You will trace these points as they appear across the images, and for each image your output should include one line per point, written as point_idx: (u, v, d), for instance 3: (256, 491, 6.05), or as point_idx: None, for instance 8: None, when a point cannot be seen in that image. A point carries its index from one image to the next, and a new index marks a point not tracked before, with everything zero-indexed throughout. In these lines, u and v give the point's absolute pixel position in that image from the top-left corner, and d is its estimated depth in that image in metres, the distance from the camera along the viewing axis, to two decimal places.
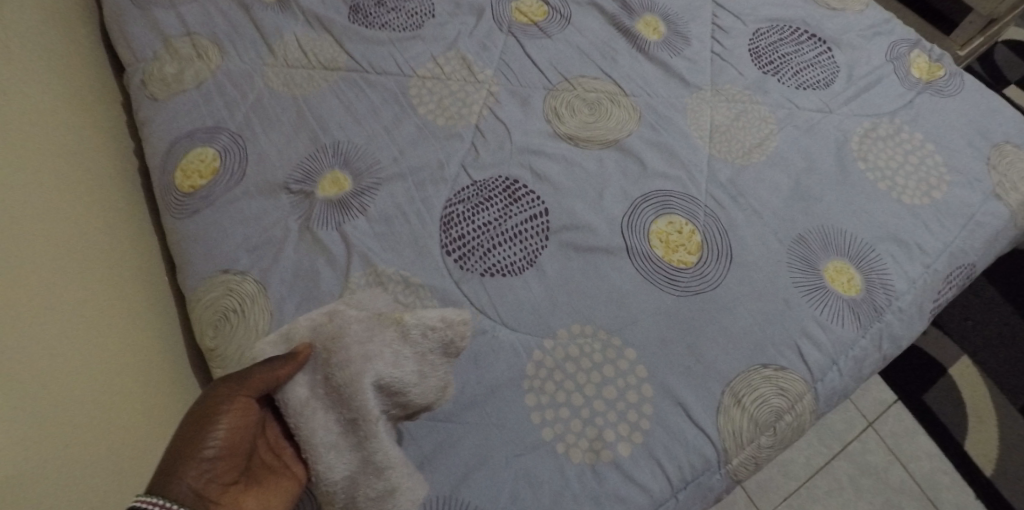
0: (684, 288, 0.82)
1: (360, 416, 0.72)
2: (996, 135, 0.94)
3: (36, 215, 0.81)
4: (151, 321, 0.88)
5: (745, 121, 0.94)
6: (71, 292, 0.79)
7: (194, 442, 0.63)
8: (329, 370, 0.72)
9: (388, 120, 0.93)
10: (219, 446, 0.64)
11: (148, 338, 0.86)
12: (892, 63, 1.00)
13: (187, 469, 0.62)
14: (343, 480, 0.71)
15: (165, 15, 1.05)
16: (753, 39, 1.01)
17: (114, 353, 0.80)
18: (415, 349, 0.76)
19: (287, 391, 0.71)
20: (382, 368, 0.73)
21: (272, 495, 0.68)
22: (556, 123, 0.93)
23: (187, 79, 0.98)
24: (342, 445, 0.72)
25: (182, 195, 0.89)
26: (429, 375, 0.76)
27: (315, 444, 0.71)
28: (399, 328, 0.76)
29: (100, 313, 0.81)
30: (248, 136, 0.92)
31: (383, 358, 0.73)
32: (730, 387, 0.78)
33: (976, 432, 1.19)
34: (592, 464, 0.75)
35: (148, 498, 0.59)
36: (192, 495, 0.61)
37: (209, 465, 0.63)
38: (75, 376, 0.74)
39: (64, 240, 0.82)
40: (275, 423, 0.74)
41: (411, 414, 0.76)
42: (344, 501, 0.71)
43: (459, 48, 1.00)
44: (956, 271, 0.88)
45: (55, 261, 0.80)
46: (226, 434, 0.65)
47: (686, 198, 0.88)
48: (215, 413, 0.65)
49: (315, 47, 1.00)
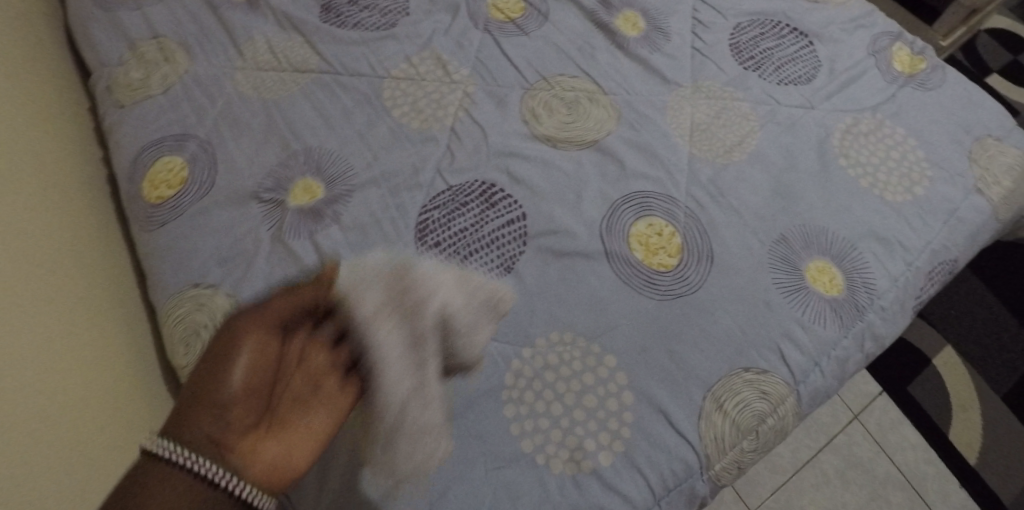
0: (664, 291, 0.81)
1: (419, 337, 0.76)
2: (977, 129, 0.93)
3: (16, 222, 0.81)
4: (125, 333, 0.87)
5: (726, 119, 0.92)
6: (51, 300, 0.79)
7: (210, 385, 0.67)
8: (399, 290, 0.77)
9: (361, 125, 0.91)
10: (235, 387, 0.67)
11: (120, 350, 0.85)
12: (874, 56, 0.98)
13: (199, 415, 0.65)
14: (397, 399, 0.74)
15: (131, 17, 1.02)
16: (734, 34, 0.99)
17: (88, 373, 0.79)
18: (472, 288, 0.80)
19: (352, 309, 0.76)
20: (446, 298, 0.78)
21: (296, 438, 0.69)
22: (533, 123, 0.91)
23: (154, 83, 0.96)
24: (401, 365, 0.75)
25: (150, 206, 0.88)
26: (483, 315, 0.79)
27: (376, 361, 0.74)
28: (460, 268, 0.81)
29: (77, 322, 0.81)
30: (217, 143, 0.91)
31: (448, 288, 0.79)
32: (712, 392, 0.77)
33: (961, 422, 1.19)
34: (574, 475, 0.74)
35: (161, 441, 0.61)
36: (205, 439, 0.64)
37: (222, 410, 0.66)
38: (50, 385, 0.74)
39: (35, 258, 0.81)
40: (317, 354, 0.74)
41: (453, 368, 0.77)
42: (392, 422, 0.74)
43: (434, 47, 0.97)
44: (939, 267, 0.87)
45: (27, 280, 0.78)
46: (242, 374, 0.68)
47: (666, 199, 0.87)
48: (230, 355, 0.69)
49: (285, 49, 0.98)
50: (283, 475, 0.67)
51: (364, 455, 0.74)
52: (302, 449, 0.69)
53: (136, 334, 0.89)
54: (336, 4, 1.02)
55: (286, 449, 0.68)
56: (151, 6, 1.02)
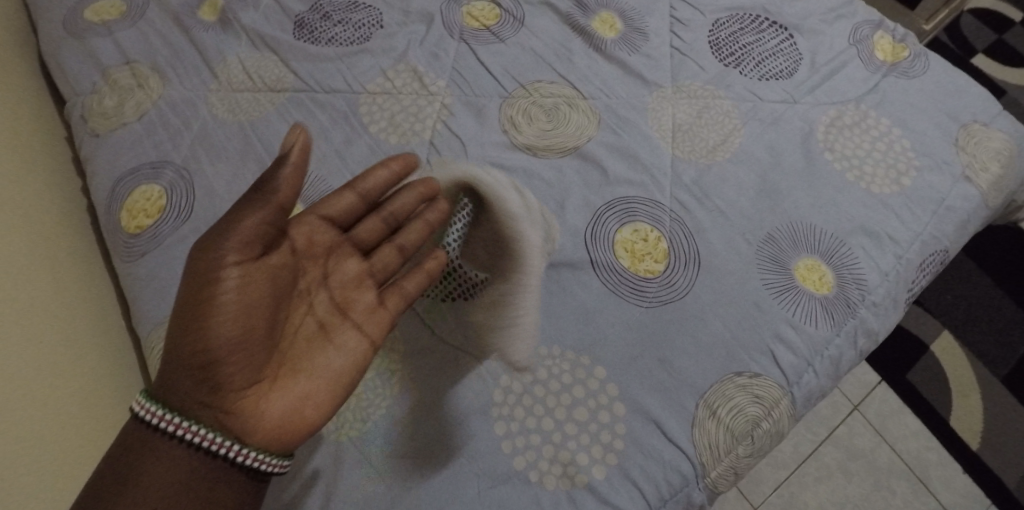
0: (652, 298, 0.80)
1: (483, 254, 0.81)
2: (963, 115, 0.91)
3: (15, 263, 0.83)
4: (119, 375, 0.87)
5: (708, 118, 0.91)
6: (48, 343, 0.81)
7: (197, 337, 0.66)
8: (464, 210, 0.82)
9: (339, 143, 0.90)
10: (223, 339, 0.66)
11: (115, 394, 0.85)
12: (856, 46, 0.97)
13: (186, 376, 0.66)
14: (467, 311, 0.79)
15: (102, 43, 1.00)
16: (713, 30, 0.98)
17: (74, 416, 0.79)
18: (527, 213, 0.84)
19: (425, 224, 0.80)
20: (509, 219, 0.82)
21: (302, 379, 0.69)
22: (513, 132, 0.90)
23: (128, 110, 0.95)
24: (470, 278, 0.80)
25: (130, 236, 0.87)
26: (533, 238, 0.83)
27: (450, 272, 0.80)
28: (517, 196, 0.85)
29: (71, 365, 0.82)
30: (195, 169, 0.90)
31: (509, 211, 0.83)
32: (704, 398, 0.76)
33: (962, 408, 1.18)
34: (568, 490, 0.73)
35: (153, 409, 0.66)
36: (197, 402, 0.66)
37: (212, 365, 0.66)
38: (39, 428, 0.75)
39: (33, 297, 0.82)
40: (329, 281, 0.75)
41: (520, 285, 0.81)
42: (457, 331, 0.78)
43: (409, 59, 0.96)
44: (930, 258, 0.86)
45: (24, 320, 0.80)
46: (229, 324, 0.66)
47: (650, 203, 0.86)
48: (211, 300, 0.66)
49: (259, 68, 0.97)
50: (297, 424, 0.68)
51: (356, 480, 0.73)
52: (315, 392, 0.69)
53: (123, 369, 0.88)
54: (309, 21, 1.00)
55: (295, 399, 0.68)
56: (122, 32, 1.01)
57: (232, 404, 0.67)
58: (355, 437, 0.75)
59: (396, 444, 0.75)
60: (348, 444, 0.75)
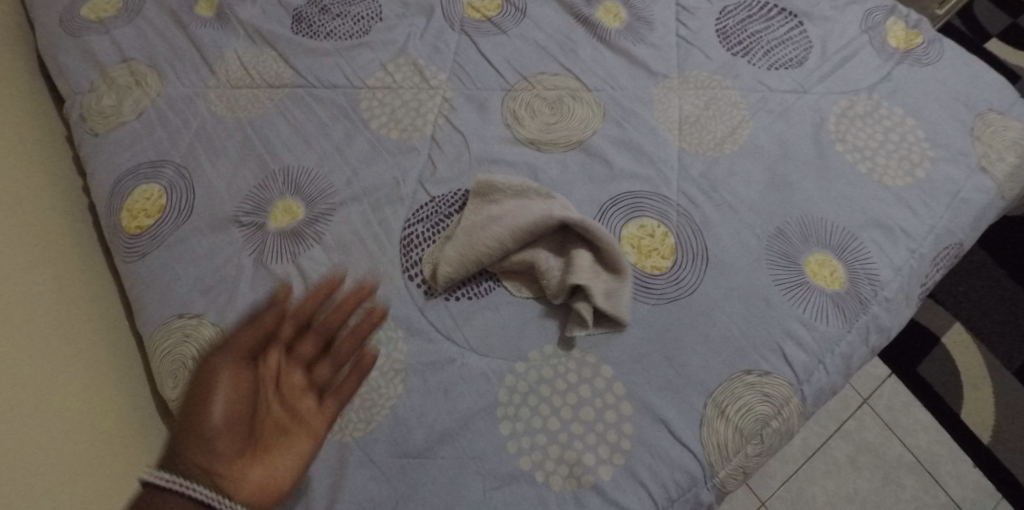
0: (660, 295, 0.79)
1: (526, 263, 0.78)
2: (979, 104, 0.89)
3: (18, 266, 0.83)
4: (130, 374, 0.86)
5: (715, 110, 0.89)
6: (52, 342, 0.80)
7: (196, 418, 0.70)
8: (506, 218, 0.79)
9: (339, 139, 0.89)
10: (219, 417, 0.71)
11: (126, 393, 0.84)
12: (867, 33, 0.94)
13: (185, 451, 0.69)
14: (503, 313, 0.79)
15: (100, 40, 0.99)
16: (720, 19, 0.96)
17: (85, 415, 0.78)
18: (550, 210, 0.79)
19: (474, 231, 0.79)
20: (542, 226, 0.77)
21: (282, 454, 0.71)
22: (516, 127, 0.89)
23: (126, 108, 0.94)
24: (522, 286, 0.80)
25: (130, 236, 0.86)
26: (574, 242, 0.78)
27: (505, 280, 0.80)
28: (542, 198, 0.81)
29: (79, 366, 0.81)
30: (194, 168, 0.89)
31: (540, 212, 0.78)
32: (712, 397, 0.75)
33: (975, 401, 1.16)
34: (575, 491, 0.72)
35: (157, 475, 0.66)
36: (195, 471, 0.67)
37: (208, 440, 0.70)
38: (52, 430, 0.74)
39: (37, 298, 0.82)
40: (297, 371, 0.76)
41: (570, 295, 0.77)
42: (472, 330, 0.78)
43: (410, 52, 0.94)
44: (944, 252, 0.84)
45: (27, 322, 0.79)
46: (222, 403, 0.72)
47: (656, 198, 0.84)
48: (207, 387, 0.72)
49: (258, 64, 0.95)
50: (271, 495, 0.70)
51: (360, 481, 0.73)
52: (286, 472, 0.71)
53: (128, 366, 0.86)
54: (308, 14, 0.99)
55: (271, 472, 0.70)
56: (120, 29, 1.00)
57: (221, 477, 0.68)
58: (358, 438, 0.74)
59: (400, 445, 0.74)
60: (352, 446, 0.74)
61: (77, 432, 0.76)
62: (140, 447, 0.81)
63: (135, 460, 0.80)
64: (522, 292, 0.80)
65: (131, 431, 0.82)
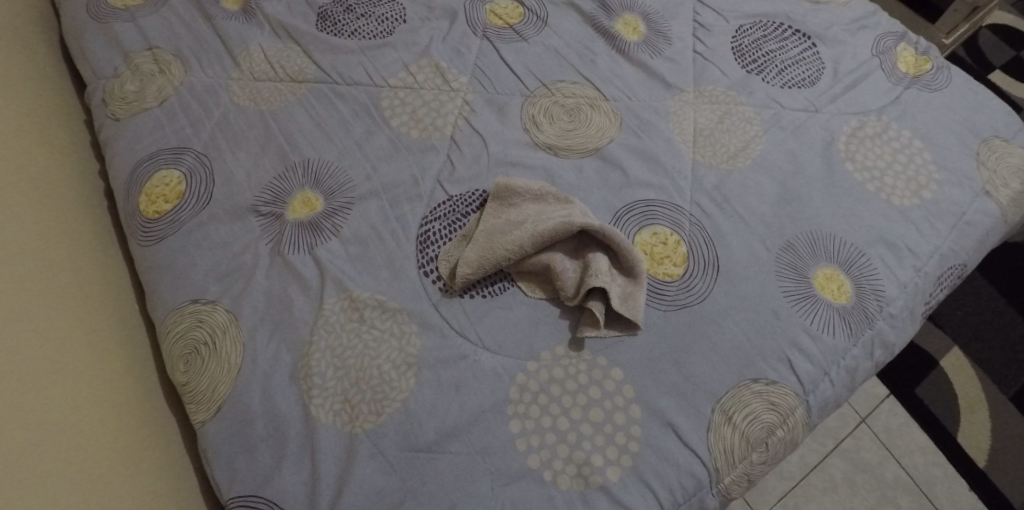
0: (671, 301, 0.80)
1: (542, 263, 0.79)
2: (985, 130, 0.92)
3: (37, 236, 0.84)
4: (142, 350, 0.86)
5: (730, 124, 0.91)
6: (67, 310, 0.81)
7: None
8: (528, 218, 0.81)
9: (360, 135, 0.90)
10: None
11: (138, 366, 0.84)
12: (878, 57, 0.97)
13: None
14: (520, 310, 0.80)
15: (125, 28, 1.01)
16: (736, 37, 0.98)
17: (101, 383, 0.79)
18: (576, 212, 0.80)
19: (496, 231, 0.80)
20: (558, 227, 0.78)
21: None
22: (534, 131, 0.90)
23: (150, 96, 0.95)
24: (537, 290, 0.81)
25: (148, 221, 0.87)
26: (590, 250, 0.80)
27: (522, 282, 0.81)
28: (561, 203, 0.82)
29: (91, 335, 0.82)
30: (214, 156, 0.90)
31: (561, 215, 0.79)
32: (720, 403, 0.76)
33: (970, 423, 1.17)
34: (583, 491, 0.72)
35: None
36: None
37: None
38: (68, 393, 0.76)
39: (54, 269, 0.83)
40: None
41: (579, 299, 0.78)
42: (489, 326, 0.79)
43: (432, 55, 0.96)
44: (949, 272, 0.86)
45: (44, 290, 0.81)
46: None
47: (670, 207, 0.85)
48: None
49: (281, 58, 0.97)
50: None
51: (368, 472, 0.72)
52: None
53: (138, 350, 0.86)
54: (333, 12, 1.00)
55: None
56: (145, 18, 1.01)
57: None
58: (369, 429, 0.74)
59: (409, 438, 0.74)
60: (361, 437, 0.74)
61: (94, 399, 0.77)
62: (151, 436, 0.80)
63: (145, 444, 0.79)
64: (535, 292, 0.81)
65: (141, 414, 0.81)
